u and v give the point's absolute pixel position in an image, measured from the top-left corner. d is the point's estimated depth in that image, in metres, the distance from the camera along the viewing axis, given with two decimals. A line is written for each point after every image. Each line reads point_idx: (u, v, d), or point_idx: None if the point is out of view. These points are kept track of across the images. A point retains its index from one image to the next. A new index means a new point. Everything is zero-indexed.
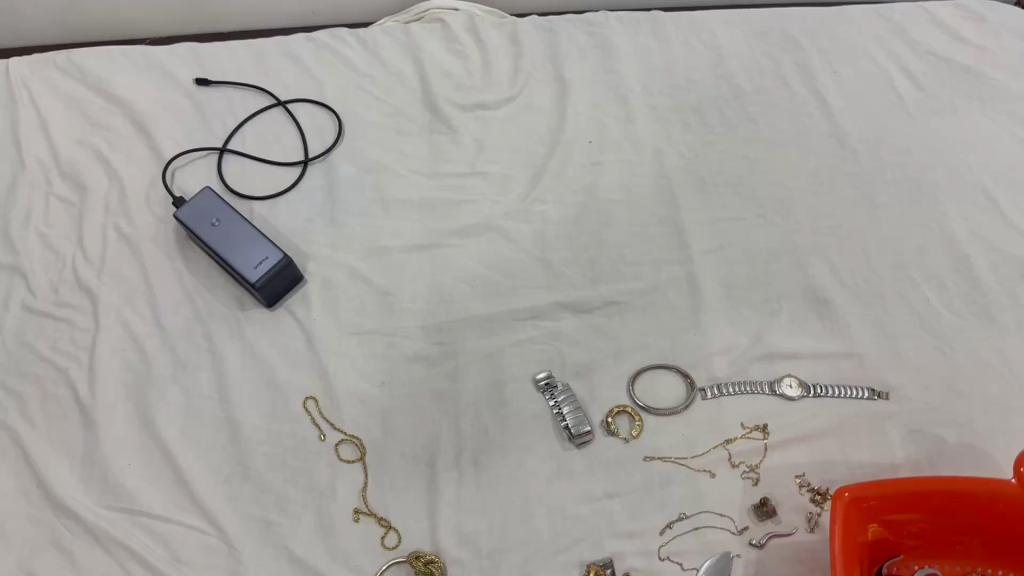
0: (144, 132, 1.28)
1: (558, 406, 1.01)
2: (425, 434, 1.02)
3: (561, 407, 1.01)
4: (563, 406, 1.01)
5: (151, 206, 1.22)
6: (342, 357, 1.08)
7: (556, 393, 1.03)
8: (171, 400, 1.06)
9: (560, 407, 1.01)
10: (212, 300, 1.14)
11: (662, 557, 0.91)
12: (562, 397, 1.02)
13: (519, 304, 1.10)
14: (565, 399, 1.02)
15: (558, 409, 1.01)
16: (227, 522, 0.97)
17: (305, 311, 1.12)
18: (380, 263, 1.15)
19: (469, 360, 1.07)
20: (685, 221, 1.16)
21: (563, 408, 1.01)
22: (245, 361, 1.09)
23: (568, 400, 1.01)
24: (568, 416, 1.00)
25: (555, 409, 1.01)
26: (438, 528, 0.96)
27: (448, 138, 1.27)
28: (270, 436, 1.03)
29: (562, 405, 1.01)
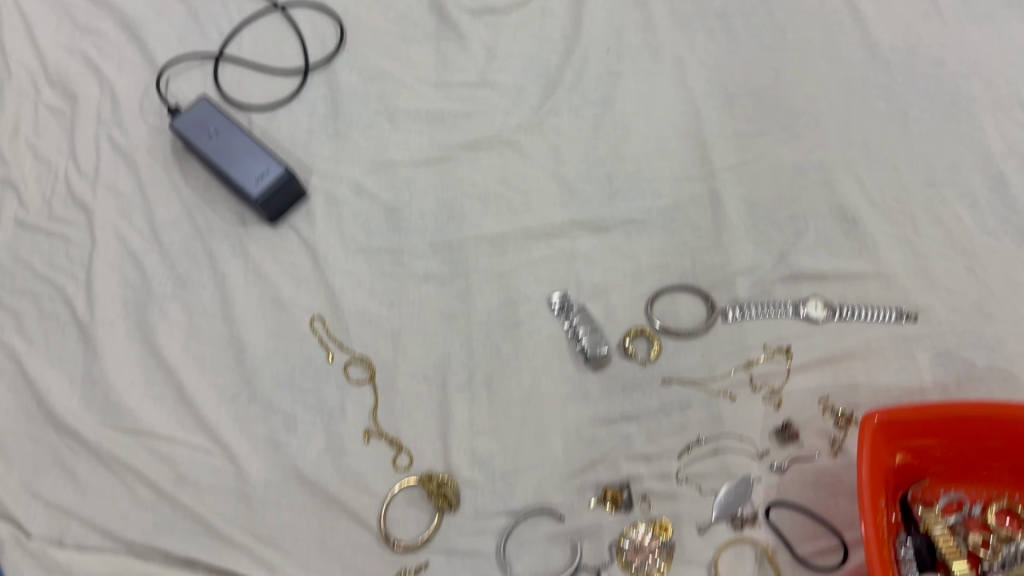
0: (135, 37, 1.21)
1: (574, 329, 0.98)
2: (436, 355, 0.99)
3: (577, 330, 0.98)
4: (579, 329, 0.98)
5: (144, 116, 1.16)
6: (349, 275, 1.04)
7: (572, 315, 0.99)
8: (172, 318, 1.02)
9: (576, 330, 0.98)
10: (212, 215, 1.09)
11: (681, 481, 0.89)
12: (578, 319, 0.99)
13: (532, 222, 1.06)
14: (581, 321, 0.98)
15: (574, 332, 0.98)
16: (234, 443, 0.96)
17: (309, 227, 1.07)
18: (386, 177, 1.10)
19: (481, 280, 1.03)
20: (707, 135, 1.10)
21: (579, 330, 0.98)
22: (247, 278, 1.04)
23: (584, 322, 0.98)
24: (585, 339, 0.97)
25: (571, 332, 0.98)
26: (450, 449, 0.94)
27: (456, 45, 1.20)
28: (275, 355, 1.00)
29: (578, 328, 0.98)
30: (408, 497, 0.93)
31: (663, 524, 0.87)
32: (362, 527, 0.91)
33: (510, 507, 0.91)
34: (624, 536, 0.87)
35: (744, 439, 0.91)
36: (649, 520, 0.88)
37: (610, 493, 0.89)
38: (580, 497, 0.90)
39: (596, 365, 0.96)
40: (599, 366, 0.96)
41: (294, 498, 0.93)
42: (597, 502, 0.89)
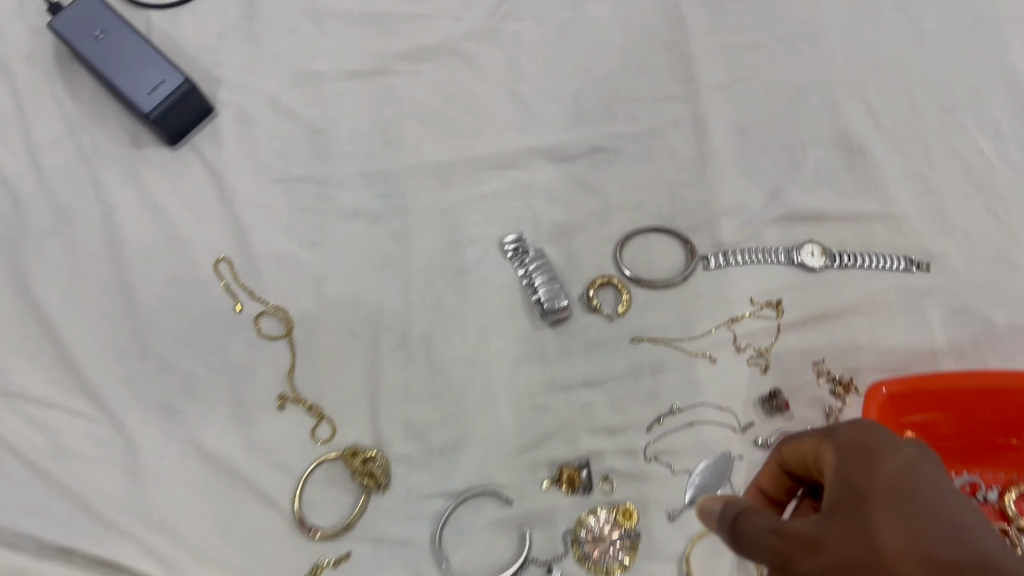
0: None
1: (530, 277, 0.82)
2: (366, 306, 0.84)
3: (533, 278, 0.82)
4: (535, 277, 0.82)
5: (20, 13, 0.96)
6: (264, 210, 0.88)
7: (528, 260, 0.84)
8: (48, 258, 0.85)
9: (531, 278, 0.82)
10: (101, 135, 0.91)
11: (648, 459, 0.76)
12: (534, 265, 0.83)
13: (483, 148, 0.89)
14: (537, 268, 0.83)
15: (529, 281, 0.82)
16: (122, 410, 0.80)
17: (217, 152, 0.90)
18: (310, 93, 0.92)
19: (421, 217, 0.87)
20: (692, 48, 0.93)
21: (535, 279, 0.82)
22: (142, 213, 0.87)
23: (541, 269, 0.83)
24: (541, 289, 0.81)
25: (527, 281, 0.83)
26: (379, 419, 0.80)
27: None
28: (174, 307, 0.84)
29: (534, 275, 0.82)
30: (329, 475, 0.79)
31: (628, 509, 0.74)
32: (273, 511, 0.77)
33: (447, 488, 0.77)
34: (582, 524, 0.74)
35: (726, 410, 0.77)
36: (613, 505, 0.74)
37: (566, 473, 0.75)
38: (531, 477, 0.76)
39: (555, 321, 0.81)
40: (558, 322, 0.81)
41: (194, 476, 0.79)
42: (551, 483, 0.76)
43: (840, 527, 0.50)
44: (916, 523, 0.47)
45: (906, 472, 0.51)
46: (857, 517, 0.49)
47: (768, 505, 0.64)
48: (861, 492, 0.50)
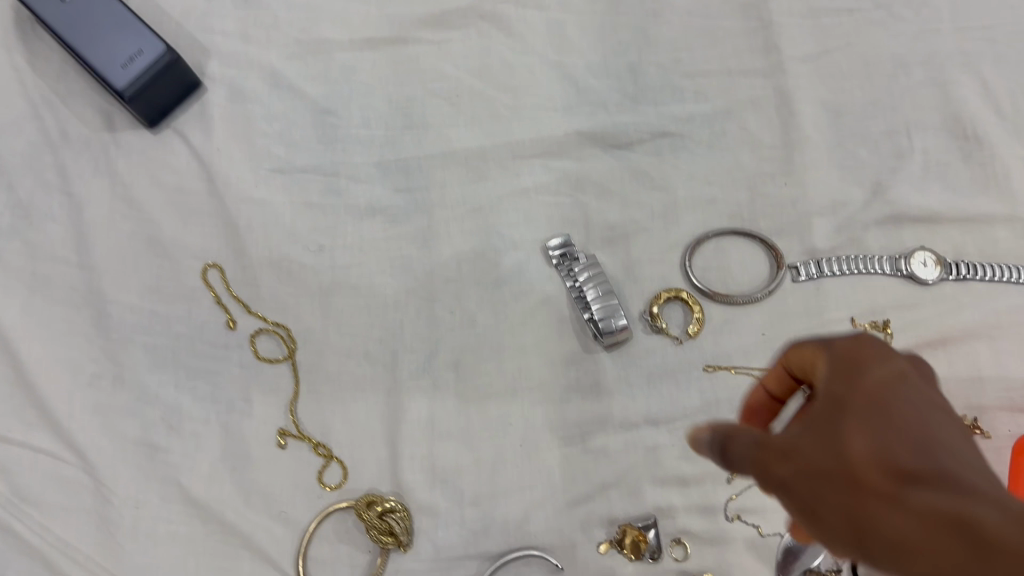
0: None
1: (580, 288, 0.68)
2: (384, 323, 0.71)
3: (583, 291, 0.68)
4: (587, 289, 0.68)
5: None
6: (262, 205, 0.73)
7: (576, 266, 0.69)
8: (6, 263, 0.71)
9: (582, 289, 0.68)
10: (68, 114, 0.77)
11: (730, 518, 0.62)
12: (585, 273, 0.68)
13: (523, 132, 0.74)
14: (589, 277, 0.68)
15: (580, 294, 0.68)
16: (91, 447, 0.66)
17: (206, 136, 0.75)
18: (316, 65, 0.78)
19: (449, 216, 0.73)
20: (772, 12, 0.78)
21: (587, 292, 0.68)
22: (118, 209, 0.74)
23: (593, 280, 0.68)
24: (595, 306, 0.67)
25: (577, 293, 0.68)
26: (401, 462, 0.66)
27: None
28: (155, 322, 0.70)
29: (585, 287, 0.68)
30: (340, 529, 0.66)
31: None
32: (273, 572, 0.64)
33: (483, 548, 0.64)
34: None
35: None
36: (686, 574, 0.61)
37: (630, 536, 0.61)
38: (585, 536, 0.63)
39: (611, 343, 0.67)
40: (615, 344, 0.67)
41: (178, 527, 0.65)
42: (610, 545, 0.62)
43: (814, 432, 0.43)
44: (890, 434, 0.42)
45: (893, 386, 0.44)
46: (837, 425, 0.43)
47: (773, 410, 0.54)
48: (835, 398, 0.44)
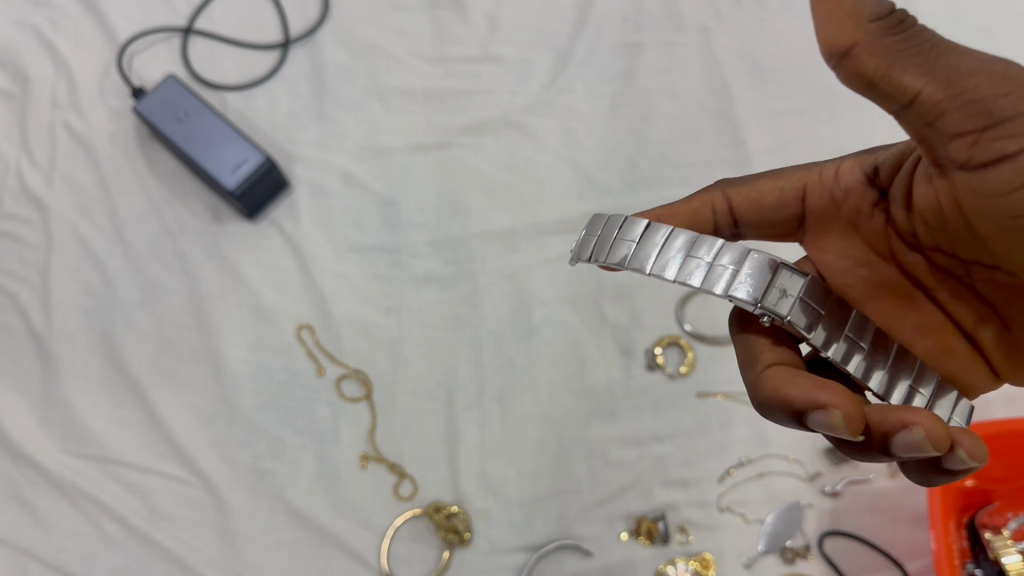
0: (92, 10, 1.06)
1: (714, 262, 0.56)
2: (441, 366, 0.88)
3: (705, 256, 0.56)
4: (704, 259, 0.56)
5: (105, 100, 1.02)
6: (340, 277, 0.93)
7: (761, 262, 0.55)
8: (140, 330, 0.90)
9: (724, 260, 0.56)
10: (182, 210, 0.96)
11: (721, 509, 0.80)
12: (767, 307, 0.55)
13: (546, 215, 0.95)
14: (733, 286, 0.55)
15: (739, 268, 0.55)
16: (212, 471, 0.84)
17: (294, 224, 0.95)
18: (379, 166, 0.98)
19: (490, 281, 0.92)
20: (739, 115, 0.99)
21: (721, 254, 0.56)
22: (225, 284, 0.93)
23: (835, 392, 0.49)
24: (636, 230, 0.59)
25: (680, 244, 0.57)
26: (460, 476, 0.83)
27: (454, 15, 1.06)
28: (259, 372, 0.88)
29: (645, 257, 0.58)
30: (412, 532, 0.83)
31: (704, 559, 0.78)
32: (361, 567, 0.81)
33: (527, 541, 0.81)
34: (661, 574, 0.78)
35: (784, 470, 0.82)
36: (687, 554, 0.79)
37: (645, 525, 0.79)
38: (609, 529, 0.80)
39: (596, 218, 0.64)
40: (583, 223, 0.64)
41: (285, 533, 0.82)
42: (629, 534, 0.80)
43: None
44: None
45: None
46: None
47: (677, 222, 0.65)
48: None
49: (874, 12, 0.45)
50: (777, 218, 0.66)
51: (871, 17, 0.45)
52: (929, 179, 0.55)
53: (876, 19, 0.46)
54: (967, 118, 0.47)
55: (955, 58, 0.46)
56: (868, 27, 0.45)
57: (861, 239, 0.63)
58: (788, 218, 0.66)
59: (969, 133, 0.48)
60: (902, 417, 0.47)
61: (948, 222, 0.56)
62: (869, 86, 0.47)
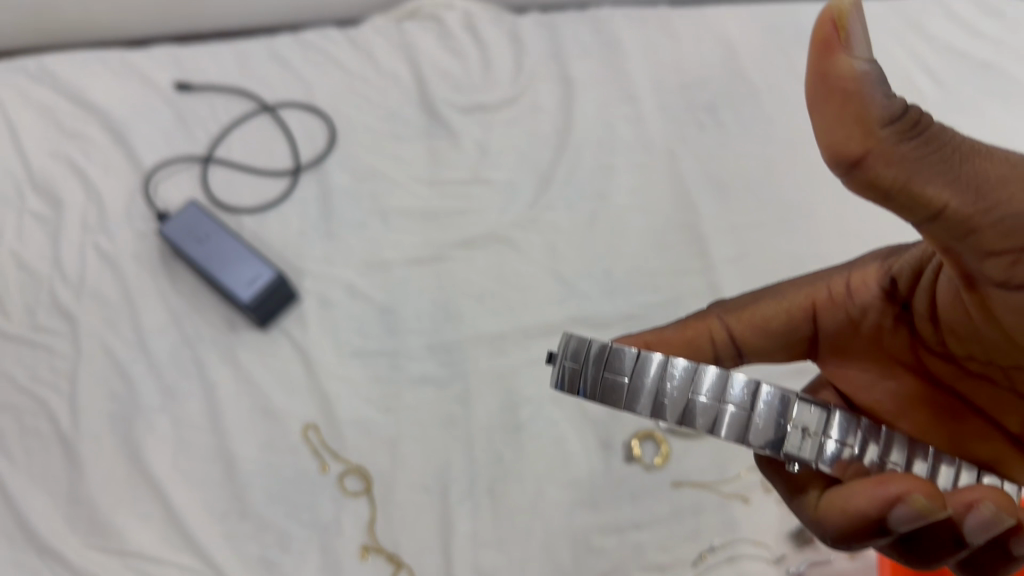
0: (122, 142, 1.18)
1: (718, 400, 0.56)
2: (436, 461, 0.96)
3: (704, 394, 0.56)
4: (703, 397, 0.56)
5: (132, 222, 1.13)
6: (343, 380, 1.01)
7: (768, 398, 0.56)
8: (160, 432, 0.98)
9: (728, 398, 0.56)
10: (200, 320, 1.06)
11: None
12: (779, 451, 0.56)
13: (531, 320, 1.05)
14: (738, 432, 0.56)
15: (749, 410, 0.56)
16: (223, 562, 0.90)
17: (302, 331, 1.04)
18: (380, 278, 1.08)
19: (481, 381, 1.01)
20: (704, 227, 1.10)
21: (726, 394, 0.56)
22: (237, 387, 1.01)
23: (908, 484, 0.54)
24: (631, 365, 0.56)
25: (679, 382, 0.56)
26: (453, 564, 0.90)
27: (448, 143, 1.19)
28: (268, 470, 0.96)
29: (642, 399, 0.56)
30: None
31: None
32: None
33: None
34: None
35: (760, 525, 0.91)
36: None
37: None
38: None
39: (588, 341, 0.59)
40: (566, 343, 0.60)
41: None
42: None
43: None
44: None
45: None
46: None
47: (685, 349, 0.72)
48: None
49: (886, 115, 0.50)
50: (789, 336, 0.75)
51: (882, 123, 0.50)
52: (952, 290, 0.63)
53: (888, 123, 0.50)
54: (998, 235, 0.51)
55: (973, 163, 0.51)
56: (878, 134, 0.50)
57: (885, 351, 0.72)
58: (802, 336, 0.75)
59: (999, 251, 0.52)
60: (965, 498, 0.53)
61: (977, 329, 0.63)
62: (884, 194, 0.52)
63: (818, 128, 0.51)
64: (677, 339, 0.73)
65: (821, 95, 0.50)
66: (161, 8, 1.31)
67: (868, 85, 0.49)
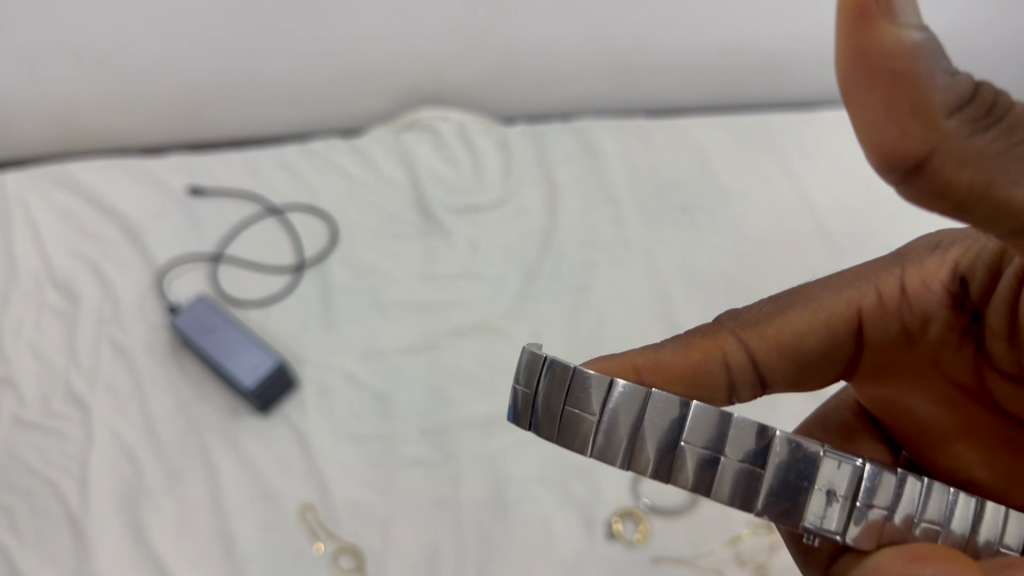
0: (138, 241, 1.28)
1: (709, 448, 0.49)
2: (426, 540, 1.00)
3: (684, 439, 0.49)
4: (682, 442, 0.49)
5: (143, 314, 1.21)
6: (339, 462, 1.07)
7: (777, 450, 0.49)
8: (163, 512, 1.03)
9: (721, 448, 0.49)
10: (205, 406, 1.12)
11: None
12: (789, 513, 0.50)
13: None
14: (738, 493, 0.49)
15: (753, 465, 0.49)
16: None
17: (301, 416, 1.10)
18: (375, 365, 1.15)
19: (470, 463, 1.06)
20: (679, 317, 1.18)
21: (722, 445, 0.49)
22: (238, 470, 1.06)
23: (944, 566, 0.48)
24: (593, 399, 0.50)
25: (649, 423, 0.49)
26: None
27: (441, 241, 1.28)
28: (266, 549, 1.00)
29: (602, 441, 0.50)
30: None
31: None
32: None
33: None
34: None
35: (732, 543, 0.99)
36: None
37: None
38: None
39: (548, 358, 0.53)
40: (527, 358, 0.55)
41: None
42: None
43: None
44: None
45: None
46: None
47: (687, 372, 0.66)
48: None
49: (950, 101, 0.40)
50: (825, 349, 0.70)
51: (943, 114, 0.40)
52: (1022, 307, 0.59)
53: (948, 113, 0.40)
54: None
55: None
56: (941, 128, 0.40)
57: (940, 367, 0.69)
58: (843, 345, 0.71)
59: None
60: None
61: None
62: (944, 199, 0.42)
63: (859, 128, 0.41)
64: (680, 360, 0.66)
65: (856, 83, 0.39)
66: (179, 118, 1.43)
67: (920, 69, 0.39)
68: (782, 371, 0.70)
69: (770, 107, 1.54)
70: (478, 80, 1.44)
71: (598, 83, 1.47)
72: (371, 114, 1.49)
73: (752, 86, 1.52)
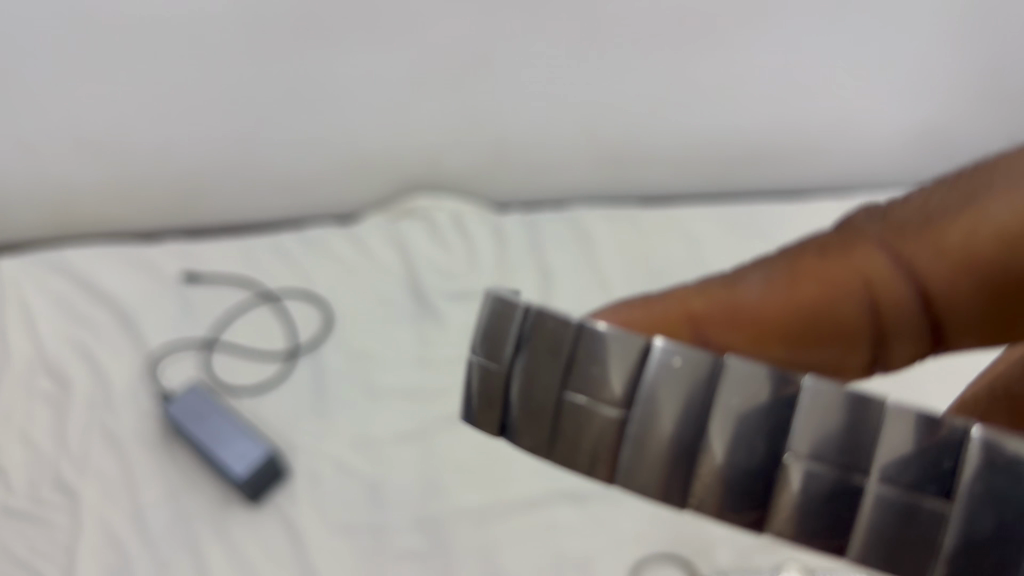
0: (131, 327, 1.28)
1: (835, 465, 0.37)
2: None
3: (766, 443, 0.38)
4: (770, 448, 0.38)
5: (135, 400, 1.20)
6: (331, 552, 1.05)
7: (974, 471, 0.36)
8: None
9: (848, 462, 0.37)
10: (194, 496, 1.10)
11: None
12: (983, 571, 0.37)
13: (513, 493, 1.10)
14: (888, 531, 0.38)
15: (918, 493, 0.37)
16: None
17: (292, 506, 1.09)
18: (368, 454, 1.14)
19: (464, 554, 1.04)
20: None
21: (864, 460, 0.37)
22: (227, 561, 1.04)
23: None
24: (613, 377, 0.39)
25: (710, 417, 0.38)
26: None
27: (435, 328, 1.29)
28: None
29: (629, 449, 0.39)
30: None
31: None
32: None
33: None
34: None
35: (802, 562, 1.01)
36: None
37: None
38: None
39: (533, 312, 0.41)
40: (493, 316, 0.43)
41: None
42: None
43: None
44: None
45: None
46: None
47: (783, 320, 0.54)
48: None
49: None
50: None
51: None
52: None
53: None
54: None
55: None
56: None
57: None
58: None
59: None
60: None
61: None
62: None
63: None
64: (777, 306, 0.54)
65: None
66: (179, 203, 1.45)
67: None
68: (957, 295, 0.54)
69: (760, 196, 1.58)
70: (473, 170, 1.47)
71: (589, 172, 1.50)
72: (367, 202, 1.52)
73: (742, 176, 1.56)
